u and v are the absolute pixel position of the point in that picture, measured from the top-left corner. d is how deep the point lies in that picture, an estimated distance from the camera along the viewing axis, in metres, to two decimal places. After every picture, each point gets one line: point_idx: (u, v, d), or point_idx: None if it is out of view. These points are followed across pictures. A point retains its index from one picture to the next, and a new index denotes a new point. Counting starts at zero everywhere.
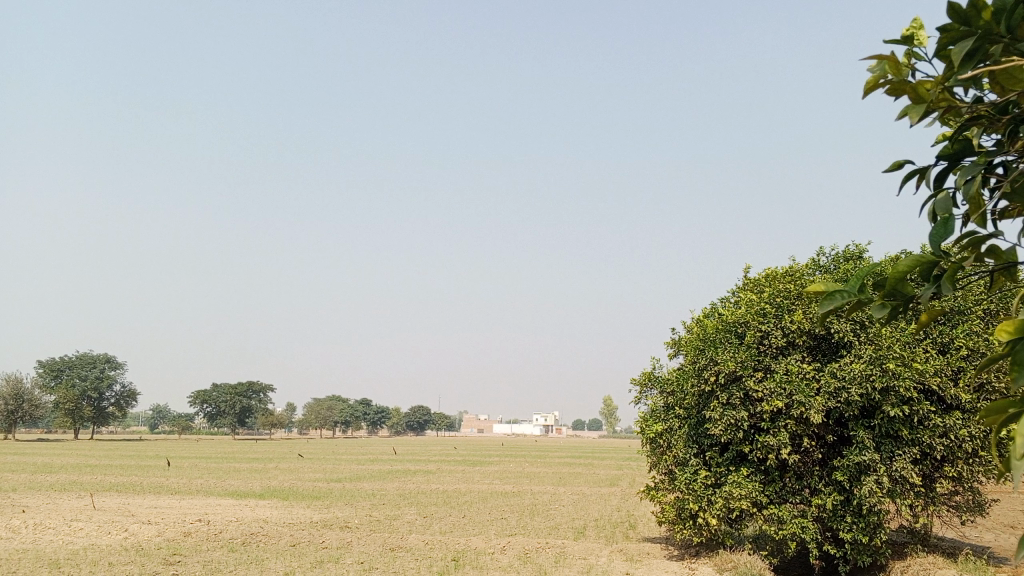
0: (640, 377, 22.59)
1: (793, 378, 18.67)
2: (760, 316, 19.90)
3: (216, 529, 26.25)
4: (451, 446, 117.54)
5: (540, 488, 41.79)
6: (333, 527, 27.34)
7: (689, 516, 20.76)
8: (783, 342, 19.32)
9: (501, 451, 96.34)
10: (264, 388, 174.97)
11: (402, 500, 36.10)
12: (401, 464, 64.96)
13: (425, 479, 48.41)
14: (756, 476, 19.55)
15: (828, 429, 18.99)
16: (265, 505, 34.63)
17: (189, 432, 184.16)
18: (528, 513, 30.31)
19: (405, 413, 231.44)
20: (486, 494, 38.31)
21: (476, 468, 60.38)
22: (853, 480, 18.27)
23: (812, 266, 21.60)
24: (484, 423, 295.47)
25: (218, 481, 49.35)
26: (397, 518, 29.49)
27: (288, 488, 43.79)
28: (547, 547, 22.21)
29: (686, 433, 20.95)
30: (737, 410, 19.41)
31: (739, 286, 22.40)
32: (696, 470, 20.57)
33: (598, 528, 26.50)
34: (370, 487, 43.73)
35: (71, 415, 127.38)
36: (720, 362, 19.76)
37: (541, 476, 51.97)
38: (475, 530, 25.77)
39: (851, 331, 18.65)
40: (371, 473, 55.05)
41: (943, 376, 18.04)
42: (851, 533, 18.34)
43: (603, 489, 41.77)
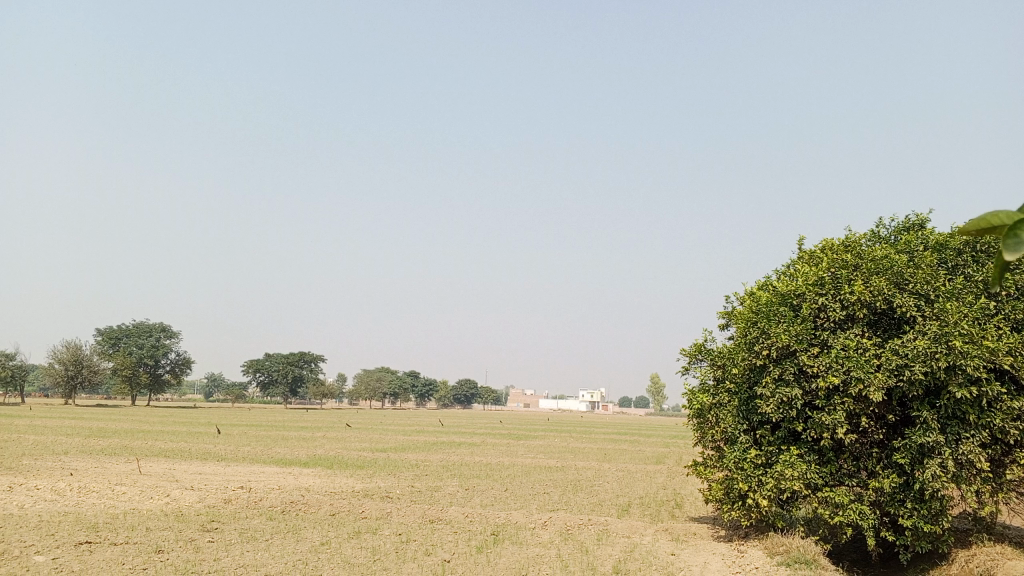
0: (690, 349, 21.71)
1: (851, 353, 17.58)
2: (817, 288, 18.82)
3: (257, 497, 26.13)
4: (497, 420, 117.49)
5: (585, 464, 41.08)
6: (373, 498, 26.99)
7: (738, 497, 19.91)
8: (841, 316, 18.22)
9: (547, 426, 95.93)
10: (315, 358, 177.80)
11: (444, 472, 35.80)
12: (445, 436, 64.90)
13: (468, 452, 48.20)
14: (810, 456, 18.57)
15: (888, 408, 17.90)
16: (307, 473, 34.65)
17: (242, 401, 187.96)
18: (571, 488, 29.64)
19: (453, 387, 233.52)
20: (529, 468, 37.72)
21: (520, 442, 59.91)
22: (915, 463, 17.22)
23: (872, 237, 20.40)
24: (531, 398, 296.11)
25: (265, 449, 49.70)
26: (438, 490, 29.11)
27: (332, 457, 43.91)
28: (589, 524, 21.52)
29: (735, 409, 20.05)
30: (790, 387, 18.43)
31: (795, 257, 21.32)
32: (746, 449, 19.67)
33: (642, 506, 25.71)
34: (413, 458, 43.60)
35: (129, 382, 130.83)
36: (774, 335, 18.76)
37: (586, 451, 51.40)
38: (517, 505, 25.19)
39: (915, 305, 17.48)
40: (415, 445, 54.94)
41: (1016, 355, 16.78)
42: (912, 520, 17.32)
43: (649, 467, 40.89)
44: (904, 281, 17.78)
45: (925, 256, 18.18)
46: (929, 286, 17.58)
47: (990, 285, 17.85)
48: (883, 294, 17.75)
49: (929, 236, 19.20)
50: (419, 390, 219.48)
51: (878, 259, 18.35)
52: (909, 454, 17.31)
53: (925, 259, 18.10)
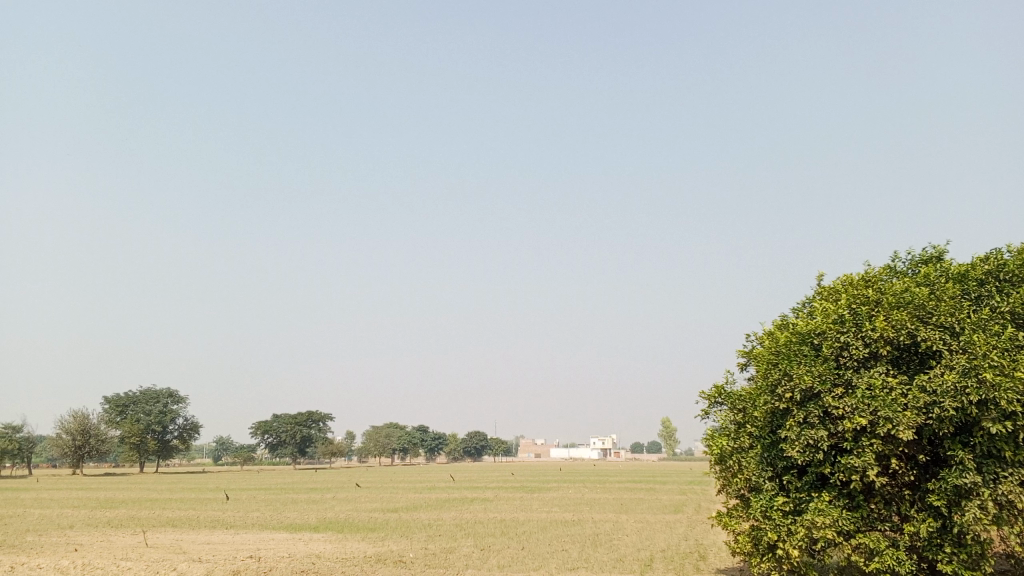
0: (709, 392, 21.12)
1: (877, 391, 16.97)
2: (837, 326, 18.31)
3: (267, 567, 25.31)
4: (509, 472, 115.87)
5: (602, 516, 40.06)
6: (386, 563, 26.16)
7: (767, 548, 19.10)
8: (864, 353, 17.65)
9: (560, 477, 94.48)
10: (323, 417, 176.58)
11: (458, 531, 34.83)
12: (457, 492, 63.64)
13: (482, 508, 47.10)
14: (841, 502, 17.84)
15: (920, 447, 17.23)
16: (318, 539, 33.73)
17: (250, 464, 186.04)
18: (591, 544, 28.72)
19: (463, 440, 231.39)
20: (546, 523, 36.75)
21: (534, 495, 58.75)
22: (951, 505, 16.51)
23: (889, 271, 19.95)
24: (542, 448, 292.65)
25: (274, 514, 48.73)
26: (453, 552, 28.24)
27: (343, 520, 42.94)
28: None
29: (759, 455, 19.37)
30: (816, 429, 17.80)
31: (812, 295, 20.85)
32: (773, 496, 18.94)
33: (666, 560, 24.82)
34: (426, 517, 42.57)
35: (137, 450, 129.62)
36: (796, 376, 18.20)
37: (601, 502, 50.24)
38: (535, 564, 24.32)
39: (941, 338, 16.94)
40: (427, 503, 53.83)
41: None
42: (952, 565, 16.54)
43: (668, 517, 39.84)
44: (927, 315, 17.27)
45: (947, 288, 17.70)
46: (953, 318, 17.07)
47: (1017, 314, 17.33)
48: (906, 328, 17.21)
49: (949, 267, 18.75)
50: (429, 445, 217.10)
51: (898, 293, 17.86)
52: (945, 496, 16.61)
53: (947, 291, 17.64)
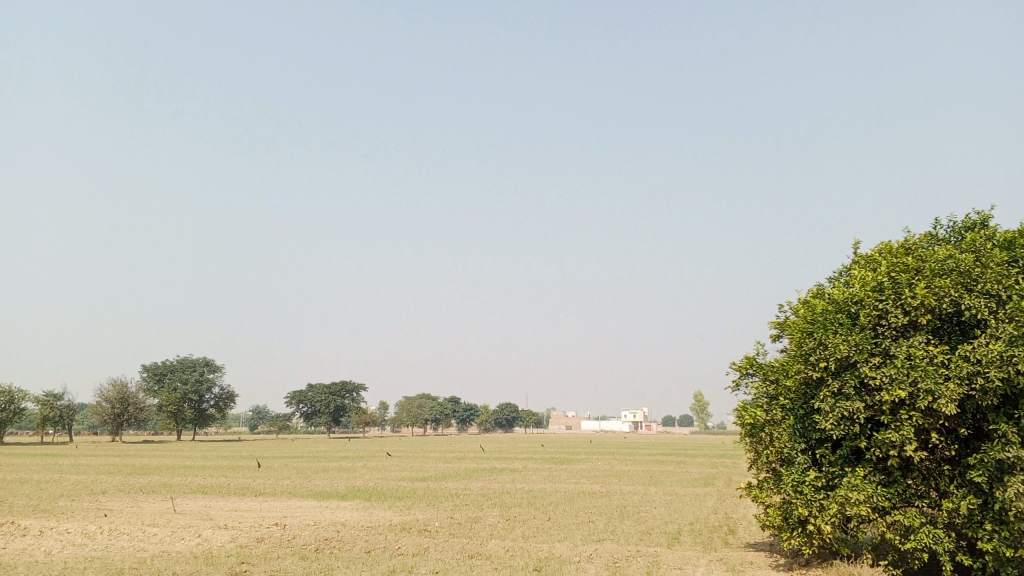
0: (740, 363, 20.45)
1: (917, 362, 16.20)
2: (876, 295, 17.50)
3: (290, 535, 25.19)
4: (540, 443, 115.92)
5: (631, 487, 39.56)
6: (410, 531, 25.97)
7: (798, 523, 18.50)
8: (903, 323, 16.84)
9: (591, 449, 94.19)
10: (356, 387, 178.28)
11: (486, 501, 34.60)
12: (486, 462, 63.49)
13: (510, 479, 46.94)
14: (876, 477, 17.16)
15: (960, 421, 16.46)
16: (345, 507, 33.70)
17: (285, 432, 188.64)
18: (618, 515, 28.28)
19: (495, 412, 232.71)
20: (573, 495, 36.34)
21: (563, 466, 58.45)
22: (994, 481, 15.75)
23: (930, 238, 18.98)
24: (573, 420, 293.03)
25: (303, 482, 48.97)
26: (479, 522, 27.98)
27: (371, 488, 43.04)
28: (637, 556, 20.12)
29: (792, 427, 18.72)
30: (851, 401, 17.08)
31: (850, 262, 20.02)
32: (805, 469, 18.31)
33: (694, 533, 24.29)
34: (453, 487, 42.48)
35: (174, 418, 131.90)
36: (831, 347, 17.46)
37: (631, 475, 49.87)
38: (560, 536, 23.90)
39: (986, 308, 16.08)
40: (456, 472, 53.78)
41: None
42: (993, 543, 15.80)
43: (697, 489, 39.27)
44: (972, 282, 16.39)
45: (994, 255, 16.77)
46: (999, 286, 16.18)
47: None
48: (949, 296, 16.37)
49: (996, 234, 17.78)
50: (461, 416, 217.85)
51: (942, 260, 16.99)
52: (986, 472, 15.85)
53: (994, 258, 16.72)
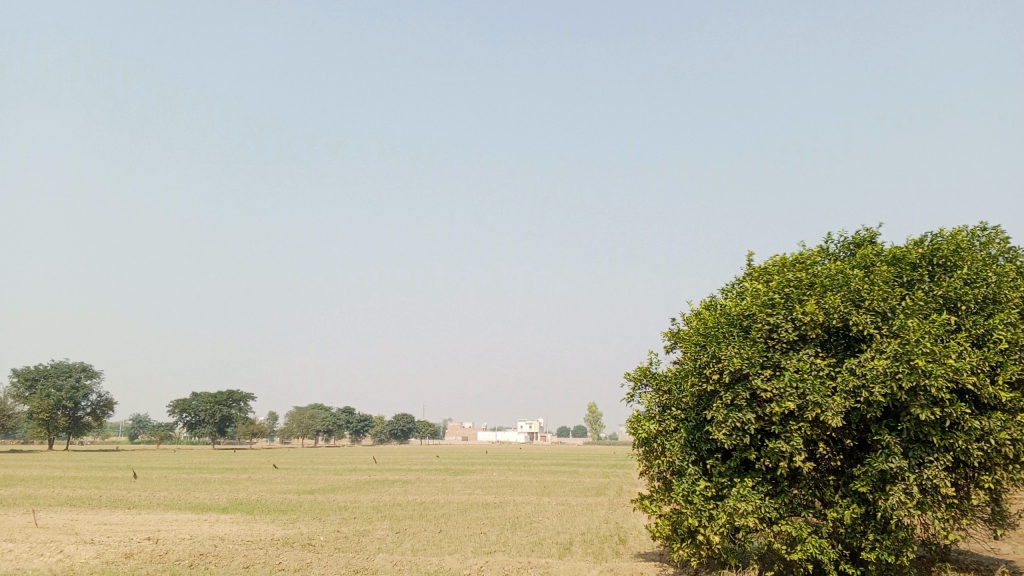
0: (634, 373, 20.38)
1: (805, 374, 16.42)
2: (767, 308, 17.69)
3: (162, 550, 23.63)
4: (434, 454, 114.73)
5: (524, 498, 39.34)
6: (293, 546, 24.80)
7: (688, 533, 18.50)
8: (793, 336, 17.07)
9: (485, 460, 93.85)
10: (244, 396, 172.81)
11: (375, 514, 33.59)
12: (377, 474, 62.13)
13: (402, 490, 45.93)
14: (764, 487, 17.30)
15: (846, 432, 16.78)
16: (225, 520, 32.05)
17: (167, 442, 180.54)
18: (510, 526, 27.89)
19: (389, 423, 229.63)
20: (466, 506, 35.81)
21: (456, 478, 57.85)
22: (876, 490, 16.11)
23: (821, 253, 19.39)
24: (468, 432, 292.20)
25: (183, 494, 46.59)
26: (366, 535, 27.04)
27: (256, 501, 41.23)
28: (528, 568, 19.69)
29: (684, 438, 18.74)
30: (742, 412, 17.13)
31: (743, 275, 20.30)
32: (696, 480, 18.32)
33: (585, 543, 24.12)
34: (342, 499, 41.15)
35: (45, 426, 124.04)
36: (724, 359, 17.51)
37: (524, 485, 49.76)
38: (450, 548, 23.26)
39: (872, 323, 16.45)
40: (346, 484, 52.28)
41: (979, 373, 15.72)
42: (874, 552, 16.16)
43: (590, 500, 39.35)
44: (860, 299, 16.78)
45: (879, 272, 17.23)
46: (885, 302, 16.62)
47: (949, 299, 16.96)
48: (838, 312, 16.71)
49: (882, 251, 18.29)
50: (354, 427, 213.94)
51: (831, 276, 17.36)
52: (869, 481, 16.20)
53: (879, 274, 17.18)
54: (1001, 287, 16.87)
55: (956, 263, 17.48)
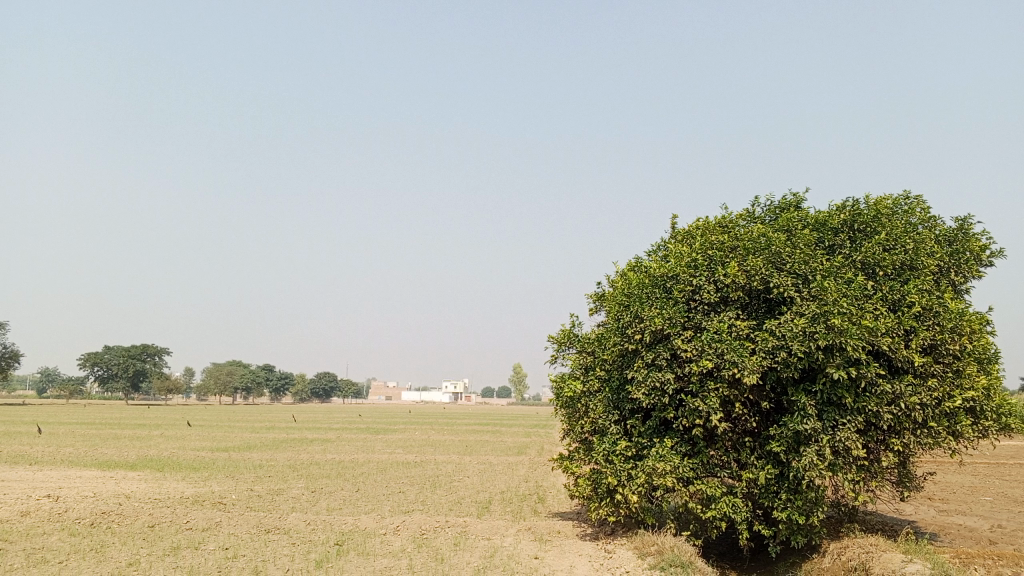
0: (559, 334, 20.13)
1: (725, 336, 16.40)
2: (691, 269, 17.60)
3: (61, 508, 22.50)
4: (356, 412, 113.70)
5: (445, 457, 39.16)
6: (203, 505, 23.97)
7: (607, 492, 18.45)
8: (715, 298, 17.02)
9: (407, 418, 93.50)
10: (160, 351, 168.02)
11: (292, 472, 32.86)
12: (296, 433, 61.14)
13: (321, 448, 45.21)
14: (682, 447, 17.33)
15: (763, 394, 16.88)
16: (133, 477, 30.87)
17: (76, 397, 174.36)
18: (429, 485, 27.58)
19: (311, 381, 226.93)
20: (385, 464, 35.37)
21: (376, 436, 57.34)
22: (790, 451, 16.26)
23: (746, 217, 19.33)
24: (392, 391, 291.06)
25: (89, 450, 44.87)
26: (281, 494, 26.37)
27: (166, 458, 39.93)
28: (445, 527, 19.39)
29: (606, 398, 18.64)
30: (662, 372, 17.04)
31: (667, 237, 20.16)
32: (616, 439, 18.24)
33: (504, 502, 23.98)
34: (258, 457, 40.21)
35: None
36: (647, 318, 17.37)
37: (447, 444, 49.56)
38: (367, 508, 22.80)
39: (792, 286, 16.50)
40: (264, 442, 51.15)
41: (894, 337, 15.92)
42: (786, 512, 16.38)
43: (511, 459, 39.44)
44: (781, 261, 16.81)
45: (801, 235, 17.28)
46: (805, 266, 16.69)
47: (868, 264, 17.10)
48: (759, 274, 16.71)
49: (805, 216, 18.33)
50: (274, 384, 210.82)
51: (753, 239, 17.32)
52: (784, 442, 16.33)
53: (801, 239, 17.22)
54: (919, 253, 17.09)
55: (875, 229, 17.64)
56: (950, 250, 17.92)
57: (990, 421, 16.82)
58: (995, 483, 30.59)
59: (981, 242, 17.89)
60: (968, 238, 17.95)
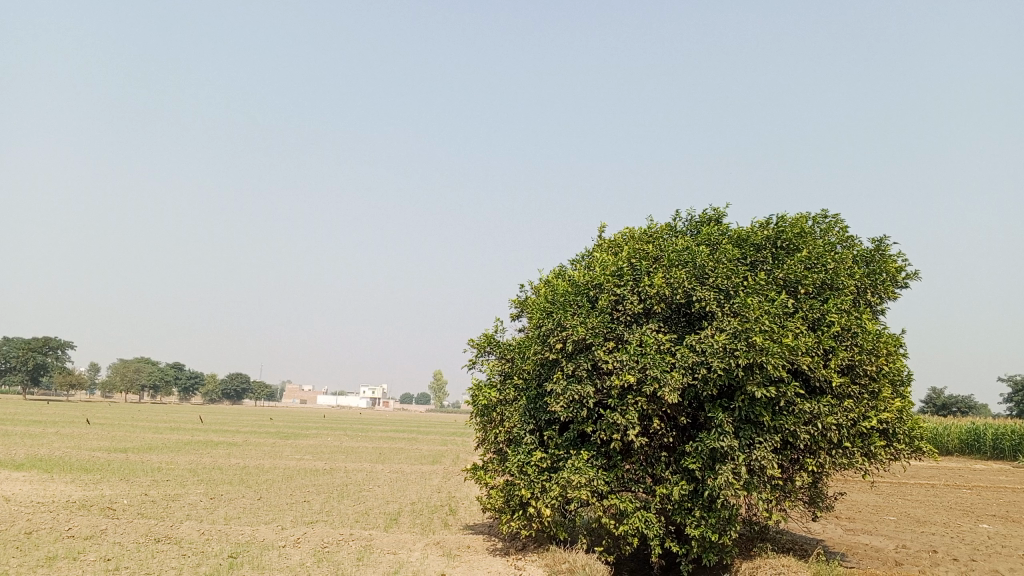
0: (479, 339, 19.45)
1: (647, 349, 16.01)
2: (615, 279, 17.20)
3: None
4: (268, 416, 110.48)
5: (356, 465, 37.98)
6: (89, 510, 22.37)
7: (519, 506, 17.85)
8: (638, 310, 16.65)
9: (320, 423, 91.29)
10: (62, 344, 160.66)
11: (191, 478, 31.20)
12: (202, 434, 58.74)
13: (226, 453, 43.35)
14: (598, 460, 16.85)
15: (681, 409, 16.57)
16: (15, 478, 28.76)
17: None
18: (336, 495, 26.51)
19: (223, 382, 220.49)
20: (292, 472, 34.00)
21: (286, 441, 55.49)
22: (706, 468, 15.96)
23: (670, 230, 19.05)
24: (307, 394, 284.93)
25: None
26: (177, 500, 24.88)
27: (57, 458, 37.56)
28: (349, 540, 18.44)
29: (522, 407, 18.08)
30: (582, 383, 16.53)
31: (592, 246, 19.74)
32: (531, 451, 17.66)
33: (413, 514, 23.11)
34: (157, 460, 38.19)
35: None
36: (568, 328, 16.86)
37: (359, 451, 48.25)
38: (267, 517, 21.63)
39: (714, 300, 16.26)
40: (165, 444, 48.78)
41: (812, 356, 15.77)
42: (699, 530, 16.08)
43: (425, 468, 38.55)
44: (704, 275, 16.56)
45: (725, 250, 17.07)
46: (728, 281, 16.48)
47: (789, 282, 16.99)
48: (682, 287, 16.43)
49: (728, 230, 18.13)
50: (183, 383, 204.08)
51: (678, 252, 17.05)
52: (700, 459, 16.02)
53: (725, 253, 17.02)
54: (838, 273, 17.09)
55: (797, 247, 17.59)
56: (868, 270, 18.00)
57: (902, 443, 16.87)
58: (898, 503, 31.30)
59: (897, 264, 18.00)
60: (885, 259, 18.05)
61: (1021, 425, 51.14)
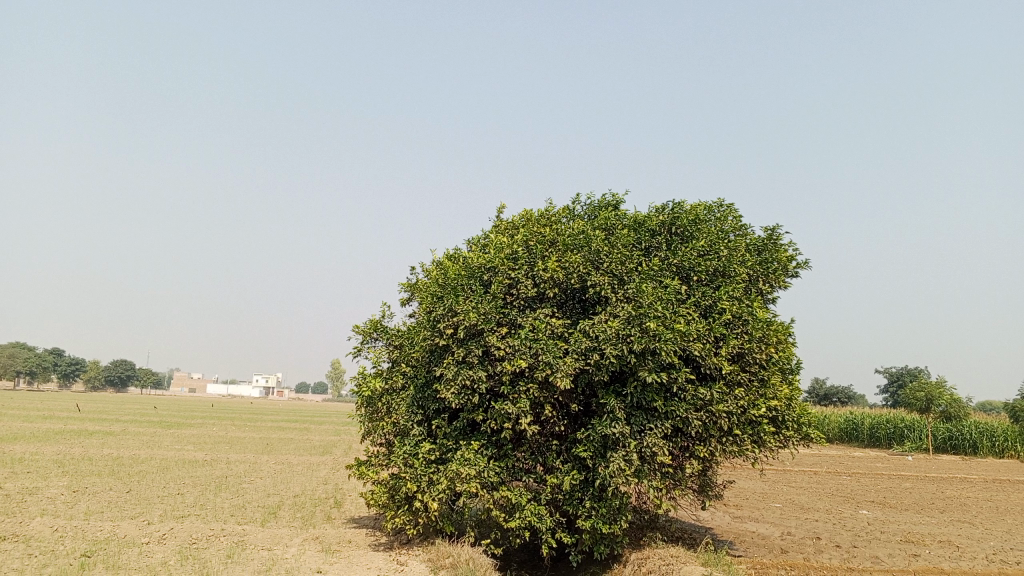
0: (365, 325, 18.47)
1: (540, 335, 15.43)
2: (509, 262, 16.56)
3: None
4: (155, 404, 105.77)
5: (240, 455, 36.24)
6: None
7: (405, 499, 17.03)
8: (531, 294, 16.06)
9: (209, 413, 87.80)
10: None
11: (55, 470, 28.93)
12: (75, 423, 55.28)
13: (99, 443, 40.76)
14: (487, 451, 16.18)
15: (573, 396, 16.12)
16: None
17: None
18: (214, 487, 25.03)
19: (106, 369, 210.34)
20: (168, 463, 32.04)
21: (168, 430, 52.79)
22: (597, 457, 15.53)
23: (567, 214, 18.52)
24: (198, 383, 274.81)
25: None
26: (33, 494, 22.89)
27: None
28: (220, 535, 17.20)
29: (409, 397, 17.24)
30: (472, 371, 15.79)
31: (487, 230, 19.05)
32: (418, 442, 16.87)
33: (294, 507, 21.98)
34: (19, 450, 35.42)
35: None
36: (459, 312, 16.11)
37: (244, 441, 46.22)
38: (133, 512, 20.06)
39: (608, 285, 15.86)
40: (33, 433, 45.54)
41: (704, 343, 15.51)
42: (590, 520, 15.63)
43: (313, 458, 37.11)
44: (599, 261, 16.14)
45: (620, 235, 16.65)
46: (622, 266, 16.07)
47: (683, 268, 16.74)
48: (577, 272, 15.98)
49: (623, 216, 17.74)
50: (62, 370, 193.56)
51: (573, 235, 16.59)
52: (592, 447, 15.58)
53: (621, 237, 16.62)
54: (730, 260, 16.91)
55: (693, 234, 17.35)
56: (760, 259, 17.93)
57: (790, 431, 16.87)
58: (783, 490, 31.96)
59: (788, 253, 17.99)
60: (777, 249, 18.02)
61: (895, 414, 53.67)
